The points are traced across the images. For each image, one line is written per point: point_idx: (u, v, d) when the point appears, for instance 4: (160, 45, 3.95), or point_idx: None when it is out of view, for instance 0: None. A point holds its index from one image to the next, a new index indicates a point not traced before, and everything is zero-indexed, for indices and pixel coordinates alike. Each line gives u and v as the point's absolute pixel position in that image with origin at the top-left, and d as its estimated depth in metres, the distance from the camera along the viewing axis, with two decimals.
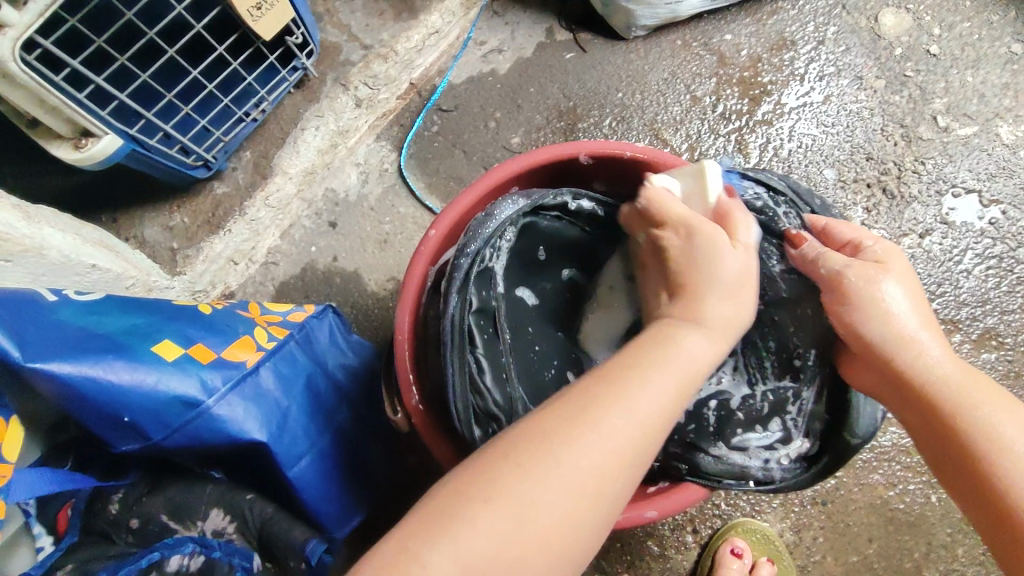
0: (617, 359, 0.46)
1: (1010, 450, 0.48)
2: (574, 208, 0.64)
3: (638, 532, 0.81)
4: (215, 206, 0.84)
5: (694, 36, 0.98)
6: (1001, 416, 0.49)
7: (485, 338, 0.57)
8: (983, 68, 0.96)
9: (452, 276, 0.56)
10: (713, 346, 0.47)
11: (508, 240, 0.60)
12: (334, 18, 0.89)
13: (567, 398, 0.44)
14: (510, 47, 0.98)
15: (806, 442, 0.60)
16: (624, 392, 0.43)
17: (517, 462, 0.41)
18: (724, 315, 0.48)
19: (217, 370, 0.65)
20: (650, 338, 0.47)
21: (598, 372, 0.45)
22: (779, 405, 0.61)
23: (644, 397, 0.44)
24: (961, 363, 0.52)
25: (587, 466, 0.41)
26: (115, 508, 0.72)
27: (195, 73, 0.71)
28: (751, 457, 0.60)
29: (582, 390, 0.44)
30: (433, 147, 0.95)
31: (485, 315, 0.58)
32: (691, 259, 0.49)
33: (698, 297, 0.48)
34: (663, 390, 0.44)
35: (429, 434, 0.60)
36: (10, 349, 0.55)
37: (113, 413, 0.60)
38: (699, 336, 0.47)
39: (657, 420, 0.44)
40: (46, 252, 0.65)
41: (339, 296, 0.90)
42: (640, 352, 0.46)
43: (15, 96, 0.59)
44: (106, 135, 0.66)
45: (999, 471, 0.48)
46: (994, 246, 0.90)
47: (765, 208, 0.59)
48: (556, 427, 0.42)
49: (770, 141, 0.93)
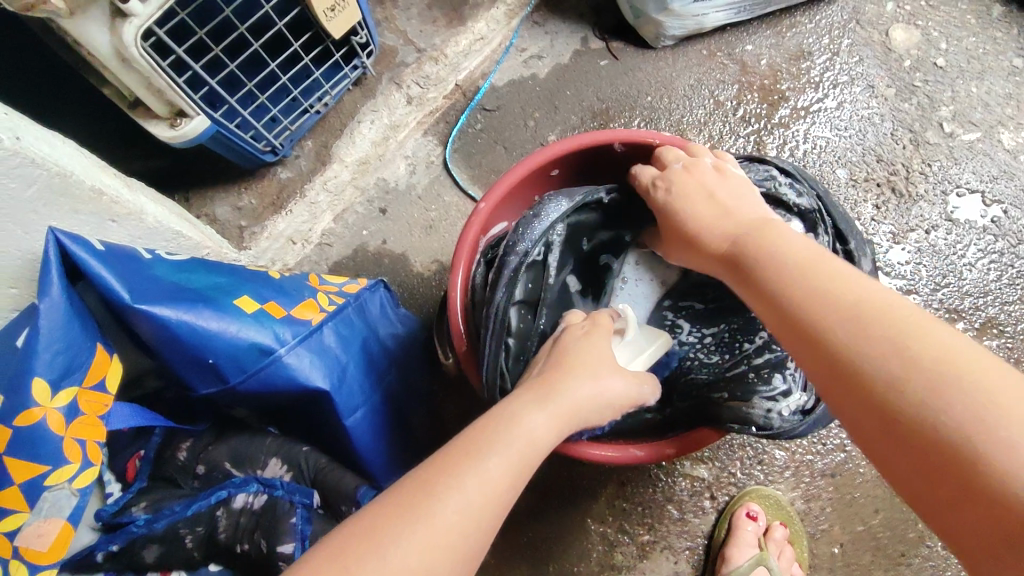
0: (464, 435, 0.50)
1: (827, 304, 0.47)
2: (609, 202, 0.72)
3: (657, 496, 0.88)
4: (280, 188, 0.93)
5: (718, 46, 1.06)
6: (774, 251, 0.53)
7: (522, 321, 0.66)
8: (987, 80, 1.03)
9: (503, 271, 0.65)
10: (556, 420, 0.53)
11: (558, 233, 0.69)
12: (392, 25, 0.99)
13: (427, 484, 0.46)
14: (549, 54, 1.07)
15: (804, 396, 0.66)
16: (478, 474, 0.47)
17: (360, 556, 0.43)
18: (573, 400, 0.54)
19: (288, 325, 0.73)
20: (497, 416, 0.52)
21: (452, 451, 0.49)
22: (779, 362, 0.67)
23: (478, 479, 0.47)
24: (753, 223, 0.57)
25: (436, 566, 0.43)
26: (184, 455, 0.80)
27: (273, 66, 0.80)
28: (756, 405, 0.66)
29: (433, 479, 0.47)
30: (476, 142, 1.04)
31: (528, 304, 0.67)
32: (579, 352, 0.60)
33: (561, 382, 0.55)
34: (511, 463, 0.49)
35: (474, 372, 0.66)
36: (120, 291, 0.63)
37: (199, 355, 0.68)
38: (539, 413, 0.52)
39: (495, 502, 0.47)
40: (144, 216, 0.73)
41: (387, 275, 0.99)
42: (478, 441, 0.49)
43: (126, 77, 0.68)
44: (198, 115, 0.74)
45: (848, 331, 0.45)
46: (995, 242, 0.96)
47: (771, 184, 0.66)
48: (406, 521, 0.44)
49: (787, 142, 1.01)
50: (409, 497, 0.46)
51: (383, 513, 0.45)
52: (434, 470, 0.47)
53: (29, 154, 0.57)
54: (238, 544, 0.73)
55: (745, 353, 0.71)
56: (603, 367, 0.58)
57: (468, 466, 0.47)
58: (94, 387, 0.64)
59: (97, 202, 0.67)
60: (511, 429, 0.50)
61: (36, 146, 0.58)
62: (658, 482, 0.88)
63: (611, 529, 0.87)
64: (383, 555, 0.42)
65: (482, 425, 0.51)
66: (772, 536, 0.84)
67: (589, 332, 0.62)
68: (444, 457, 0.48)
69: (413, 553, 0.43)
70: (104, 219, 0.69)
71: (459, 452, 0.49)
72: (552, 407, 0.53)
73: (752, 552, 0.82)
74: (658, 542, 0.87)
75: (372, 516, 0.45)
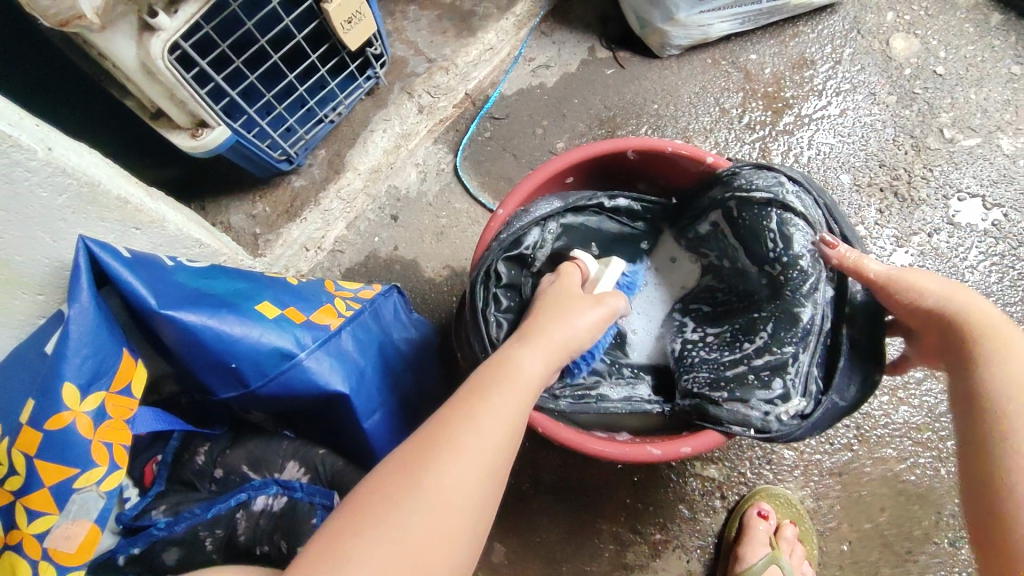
0: (467, 386, 0.53)
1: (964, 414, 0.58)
2: (610, 206, 0.77)
3: (668, 496, 0.89)
4: (294, 196, 0.95)
5: (722, 55, 1.08)
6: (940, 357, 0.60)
7: (508, 304, 0.72)
8: (985, 86, 1.05)
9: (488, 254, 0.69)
10: (546, 360, 0.56)
11: (552, 230, 0.74)
12: (402, 36, 1.01)
13: (437, 433, 0.49)
14: (557, 63, 1.09)
15: (803, 401, 0.65)
16: (488, 411, 0.51)
17: (387, 506, 0.46)
18: (556, 340, 0.58)
19: (308, 330, 0.74)
20: (492, 364, 0.55)
21: (458, 400, 0.52)
22: (778, 366, 0.67)
23: (495, 414, 0.51)
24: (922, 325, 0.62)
25: (468, 501, 0.47)
26: (201, 459, 0.81)
27: (291, 77, 0.81)
28: (752, 407, 0.66)
29: (444, 428, 0.49)
30: (485, 150, 1.06)
31: (512, 287, 0.73)
32: (552, 302, 0.64)
33: (538, 328, 0.59)
34: (513, 405, 0.52)
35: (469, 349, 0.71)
36: (148, 297, 0.65)
37: (223, 359, 0.70)
38: (528, 355, 0.56)
39: (502, 442, 0.50)
40: (166, 224, 0.74)
41: (399, 281, 1.00)
42: (482, 384, 0.53)
43: (151, 90, 0.70)
44: (218, 126, 0.76)
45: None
46: (996, 244, 0.98)
47: (778, 192, 0.67)
48: (426, 469, 0.47)
49: (791, 148, 1.03)
50: (425, 441, 0.49)
51: (404, 459, 0.48)
52: (447, 416, 0.50)
53: (60, 164, 0.59)
54: (258, 545, 0.74)
55: (746, 351, 0.71)
56: (577, 310, 0.62)
57: (475, 412, 0.50)
58: (120, 391, 0.66)
59: (122, 210, 0.68)
60: (508, 374, 0.54)
61: (67, 157, 0.60)
62: (669, 483, 0.90)
63: (623, 529, 0.88)
64: (408, 503, 0.46)
65: (481, 374, 0.54)
66: (782, 534, 0.85)
67: (556, 287, 0.67)
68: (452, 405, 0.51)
69: (437, 501, 0.46)
70: (128, 227, 0.70)
71: (463, 401, 0.51)
72: (538, 349, 0.57)
73: (765, 550, 0.83)
74: (670, 541, 0.88)
75: (392, 467, 0.48)
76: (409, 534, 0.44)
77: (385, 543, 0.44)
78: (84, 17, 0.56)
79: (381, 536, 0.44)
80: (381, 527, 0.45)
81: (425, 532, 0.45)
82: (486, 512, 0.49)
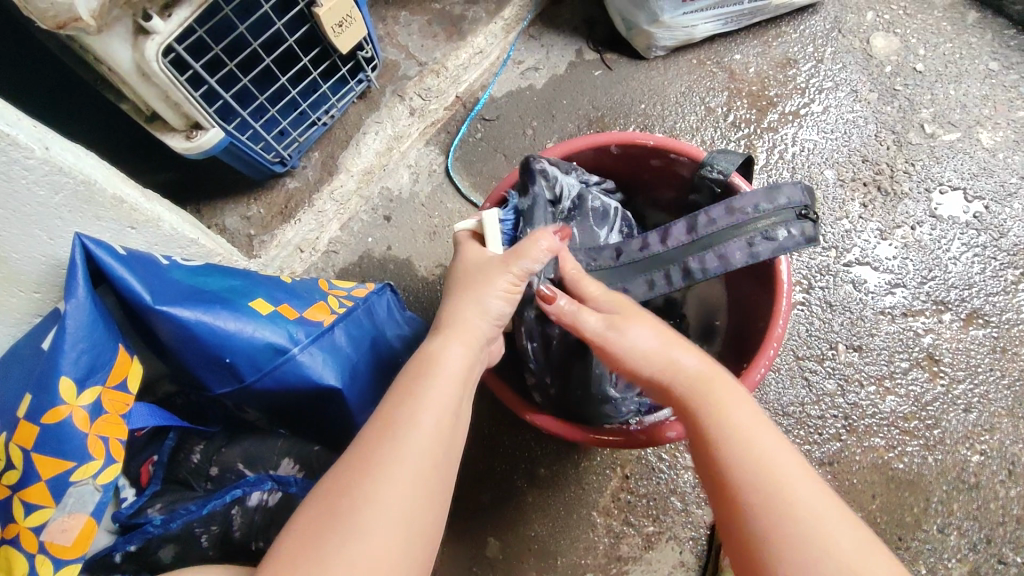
0: (391, 398, 0.57)
1: (728, 476, 0.54)
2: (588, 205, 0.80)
3: (660, 488, 0.91)
4: (288, 198, 0.96)
5: (707, 55, 1.11)
6: (734, 407, 0.57)
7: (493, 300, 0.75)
8: (964, 82, 1.07)
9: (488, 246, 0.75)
10: (465, 345, 0.61)
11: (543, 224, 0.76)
12: (394, 40, 1.03)
13: (370, 451, 0.53)
14: (545, 66, 1.11)
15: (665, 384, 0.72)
16: (413, 420, 0.55)
17: (331, 534, 0.50)
18: (468, 322, 0.63)
19: (301, 326, 0.75)
20: (419, 366, 0.59)
21: (384, 411, 0.56)
22: None
23: (427, 418, 0.56)
24: (693, 375, 0.60)
25: (406, 504, 0.52)
26: (196, 458, 0.81)
27: (283, 79, 0.83)
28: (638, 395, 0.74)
29: (377, 448, 0.53)
30: (477, 151, 1.08)
31: None
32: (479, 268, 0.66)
33: (456, 309, 0.63)
34: (441, 404, 0.57)
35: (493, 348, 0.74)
36: (143, 294, 0.66)
37: (217, 354, 0.71)
38: (454, 348, 0.61)
39: (438, 442, 0.55)
40: (161, 223, 0.76)
41: (393, 279, 1.01)
42: (412, 387, 0.58)
43: (147, 91, 0.71)
44: (213, 127, 0.77)
45: (755, 496, 0.52)
46: (978, 236, 1.00)
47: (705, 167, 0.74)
48: (363, 489, 0.52)
49: (776, 145, 1.05)
50: (355, 464, 0.53)
51: (336, 488, 0.52)
52: (376, 433, 0.54)
53: (58, 163, 0.61)
54: (252, 541, 0.74)
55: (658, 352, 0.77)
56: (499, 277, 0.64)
57: (404, 426, 0.55)
58: (116, 386, 0.67)
59: (118, 209, 0.70)
60: (432, 371, 0.59)
61: (64, 156, 0.62)
62: (662, 475, 0.91)
63: (617, 521, 0.89)
64: (351, 526, 0.50)
65: (407, 373, 0.59)
66: None
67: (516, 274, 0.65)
68: (375, 423, 0.56)
69: (378, 520, 0.51)
70: (124, 226, 0.72)
71: (388, 414, 0.56)
72: (459, 337, 0.62)
73: None
74: (663, 533, 0.89)
75: (325, 500, 0.52)
76: (358, 558, 0.49)
77: (340, 568, 0.48)
78: (80, 19, 0.57)
79: (333, 561, 0.49)
80: (328, 554, 0.49)
81: (367, 551, 0.49)
82: (437, 507, 0.55)
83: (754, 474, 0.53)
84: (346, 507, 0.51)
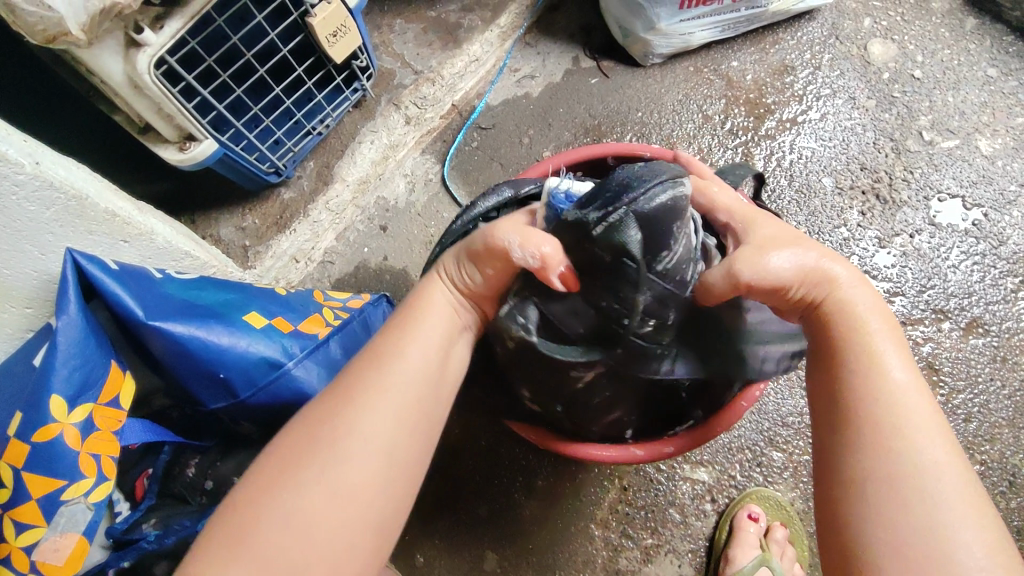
0: (385, 335, 0.58)
1: (868, 409, 0.51)
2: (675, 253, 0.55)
3: (659, 500, 0.90)
4: (282, 209, 0.96)
5: (704, 62, 1.10)
6: (886, 344, 0.53)
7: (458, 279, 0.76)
8: (962, 89, 1.07)
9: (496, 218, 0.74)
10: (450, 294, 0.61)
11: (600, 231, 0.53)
12: (389, 49, 1.04)
13: (359, 381, 0.54)
14: (542, 73, 1.11)
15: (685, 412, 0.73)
16: (401, 355, 0.56)
17: (312, 456, 0.51)
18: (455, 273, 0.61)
19: (296, 339, 0.75)
20: (412, 308, 0.60)
21: (375, 346, 0.57)
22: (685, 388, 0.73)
23: (415, 356, 0.56)
24: (857, 303, 0.54)
25: (387, 439, 0.52)
26: (191, 472, 0.80)
27: (277, 90, 0.83)
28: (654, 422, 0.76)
29: (364, 378, 0.54)
30: (472, 160, 1.07)
31: None
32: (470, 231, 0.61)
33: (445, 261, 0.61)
34: (427, 343, 0.57)
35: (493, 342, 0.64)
36: (136, 309, 0.66)
37: (210, 370, 0.70)
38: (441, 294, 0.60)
39: (424, 380, 0.55)
40: (155, 237, 0.75)
41: (389, 290, 1.00)
42: (406, 326, 0.58)
43: (139, 103, 0.70)
44: (206, 139, 0.77)
45: (877, 438, 0.49)
46: (977, 244, 1.00)
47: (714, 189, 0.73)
48: (346, 415, 0.52)
49: (774, 152, 1.05)
50: (344, 391, 0.54)
51: (322, 413, 0.53)
52: (369, 364, 0.55)
53: (48, 177, 0.60)
54: None
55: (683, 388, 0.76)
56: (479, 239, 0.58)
57: (393, 360, 0.55)
58: (109, 403, 0.66)
59: (111, 223, 0.69)
60: (423, 313, 0.59)
61: (55, 172, 0.61)
62: (660, 487, 0.90)
63: (615, 534, 0.89)
64: (334, 451, 0.51)
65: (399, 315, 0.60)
66: (772, 535, 0.86)
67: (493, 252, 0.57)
68: (367, 356, 0.57)
69: (359, 447, 0.51)
70: (116, 240, 0.71)
71: (379, 348, 0.57)
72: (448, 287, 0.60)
73: (756, 552, 0.83)
74: (661, 546, 0.88)
75: (316, 419, 0.53)
76: (338, 479, 0.50)
77: (317, 488, 0.49)
78: (70, 33, 0.56)
79: (311, 483, 0.50)
80: (313, 474, 0.50)
81: (348, 474, 0.50)
82: (419, 449, 0.55)
83: (889, 417, 0.50)
84: (328, 431, 0.52)
